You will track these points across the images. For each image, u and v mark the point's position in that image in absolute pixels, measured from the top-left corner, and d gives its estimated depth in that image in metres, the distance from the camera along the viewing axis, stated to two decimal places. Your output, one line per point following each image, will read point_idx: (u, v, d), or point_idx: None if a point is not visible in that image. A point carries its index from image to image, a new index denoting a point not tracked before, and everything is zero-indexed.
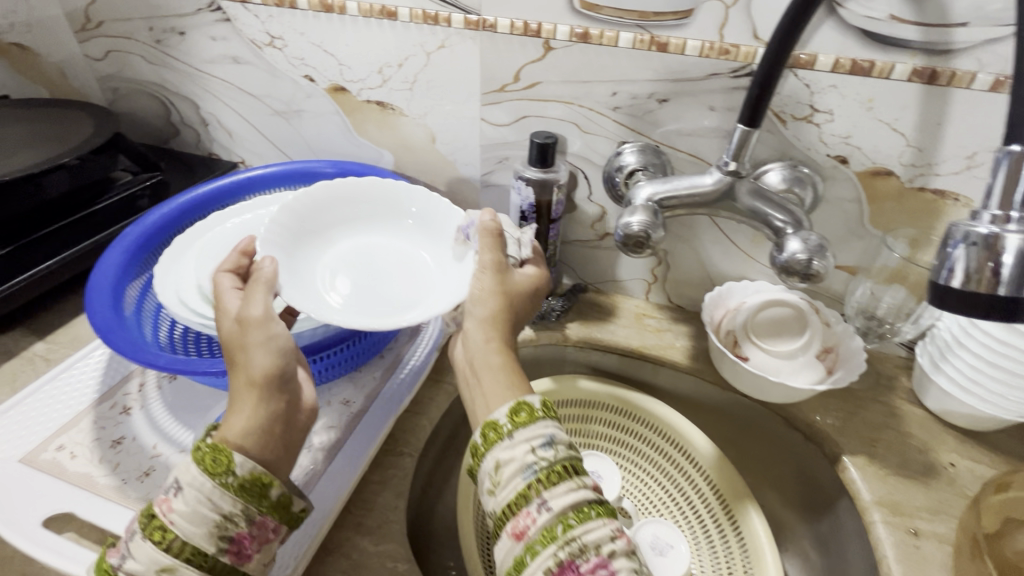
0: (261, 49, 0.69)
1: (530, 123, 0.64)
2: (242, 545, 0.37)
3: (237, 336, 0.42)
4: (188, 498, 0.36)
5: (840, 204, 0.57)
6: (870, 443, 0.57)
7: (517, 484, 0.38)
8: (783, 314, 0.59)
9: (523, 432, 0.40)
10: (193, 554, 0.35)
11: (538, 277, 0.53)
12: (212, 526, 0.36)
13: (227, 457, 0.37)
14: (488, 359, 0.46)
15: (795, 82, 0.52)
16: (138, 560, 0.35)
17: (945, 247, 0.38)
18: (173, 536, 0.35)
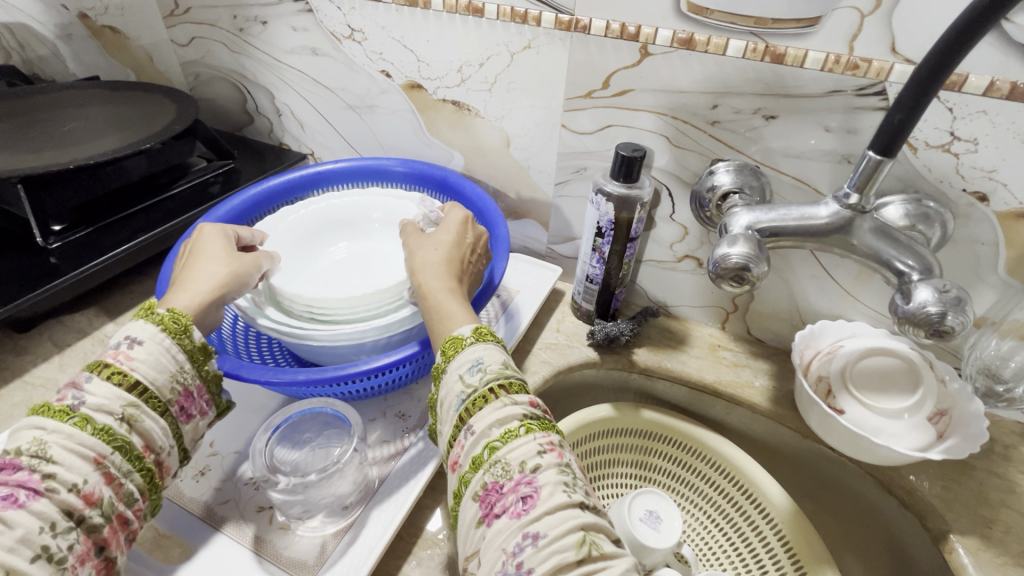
0: (341, 41, 0.68)
1: (614, 133, 0.59)
2: (187, 404, 0.42)
3: (198, 246, 0.50)
4: (149, 349, 0.40)
5: (972, 246, 0.50)
6: (984, 524, 0.49)
7: (454, 416, 0.40)
8: (890, 366, 0.52)
9: (453, 364, 0.42)
10: (152, 401, 0.39)
11: (456, 213, 0.55)
12: (171, 376, 0.41)
13: (186, 321, 0.42)
14: (431, 303, 0.47)
15: (937, 105, 0.45)
16: (98, 396, 0.37)
17: None
18: (135, 380, 0.39)
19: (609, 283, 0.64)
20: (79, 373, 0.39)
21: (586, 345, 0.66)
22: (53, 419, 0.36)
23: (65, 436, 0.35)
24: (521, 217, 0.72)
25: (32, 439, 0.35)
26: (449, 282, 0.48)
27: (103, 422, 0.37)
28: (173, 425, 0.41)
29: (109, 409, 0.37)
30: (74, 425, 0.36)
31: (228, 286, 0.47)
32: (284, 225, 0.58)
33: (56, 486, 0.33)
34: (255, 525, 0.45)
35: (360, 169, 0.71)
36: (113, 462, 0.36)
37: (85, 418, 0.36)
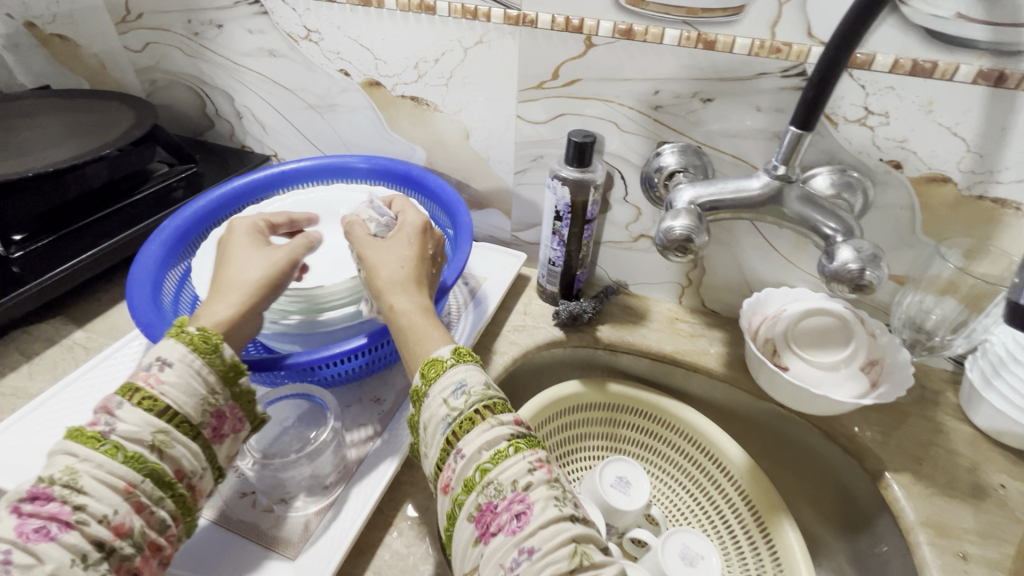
0: (298, 42, 0.69)
1: (566, 121, 0.62)
2: (218, 424, 0.43)
3: (234, 253, 0.51)
4: (179, 371, 0.41)
5: (891, 211, 0.55)
6: (914, 460, 0.55)
7: (440, 440, 0.41)
8: (827, 324, 0.57)
9: (435, 387, 0.43)
10: (183, 424, 0.40)
11: (412, 221, 0.55)
12: (201, 400, 0.41)
13: (216, 340, 0.43)
14: (406, 324, 0.48)
15: (851, 83, 0.50)
16: (130, 422, 0.38)
17: None
18: (164, 405, 0.39)
19: (570, 264, 0.67)
20: (111, 398, 0.39)
21: (552, 325, 0.69)
22: (85, 445, 0.37)
23: (96, 465, 0.36)
24: (485, 207, 0.75)
25: (64, 469, 0.36)
26: (418, 299, 0.50)
27: (135, 449, 0.37)
28: (205, 447, 0.41)
29: (139, 436, 0.38)
30: (106, 453, 0.37)
31: (257, 295, 0.48)
32: (256, 224, 0.59)
33: (86, 518, 0.34)
34: (240, 511, 0.46)
35: (325, 167, 0.72)
36: (143, 491, 0.37)
37: (116, 446, 0.37)
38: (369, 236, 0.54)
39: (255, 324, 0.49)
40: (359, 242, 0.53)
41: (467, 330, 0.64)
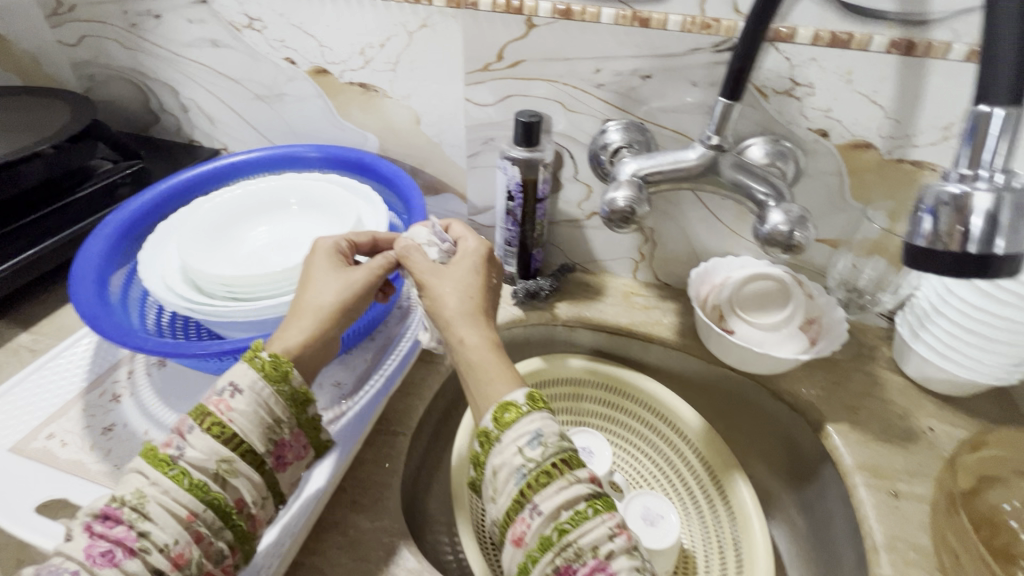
0: (240, 31, 0.68)
1: (514, 103, 0.63)
2: (282, 452, 0.43)
3: (315, 267, 0.49)
4: (248, 397, 0.41)
5: (822, 177, 0.58)
6: (851, 410, 0.58)
7: (512, 490, 0.39)
8: (767, 287, 0.60)
9: (510, 433, 0.40)
10: (247, 452, 0.40)
11: (475, 250, 0.52)
12: (266, 428, 0.42)
13: (286, 367, 0.43)
14: (474, 360, 0.45)
15: (777, 56, 0.53)
16: (199, 448, 0.39)
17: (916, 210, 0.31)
18: (232, 432, 0.40)
19: (526, 244, 0.68)
20: (183, 419, 0.40)
21: (512, 304, 0.70)
22: (156, 469, 0.38)
23: (164, 489, 0.37)
24: (441, 192, 0.75)
25: (133, 492, 0.36)
26: (488, 333, 0.47)
27: (199, 477, 0.38)
28: (268, 475, 0.42)
29: (205, 464, 0.38)
30: (172, 478, 0.37)
31: (331, 321, 0.47)
32: (204, 215, 0.58)
33: (148, 545, 0.35)
34: None
35: (275, 157, 0.71)
36: (204, 521, 0.37)
37: (183, 471, 0.38)
38: (429, 265, 0.50)
39: (327, 346, 0.48)
40: (418, 274, 0.50)
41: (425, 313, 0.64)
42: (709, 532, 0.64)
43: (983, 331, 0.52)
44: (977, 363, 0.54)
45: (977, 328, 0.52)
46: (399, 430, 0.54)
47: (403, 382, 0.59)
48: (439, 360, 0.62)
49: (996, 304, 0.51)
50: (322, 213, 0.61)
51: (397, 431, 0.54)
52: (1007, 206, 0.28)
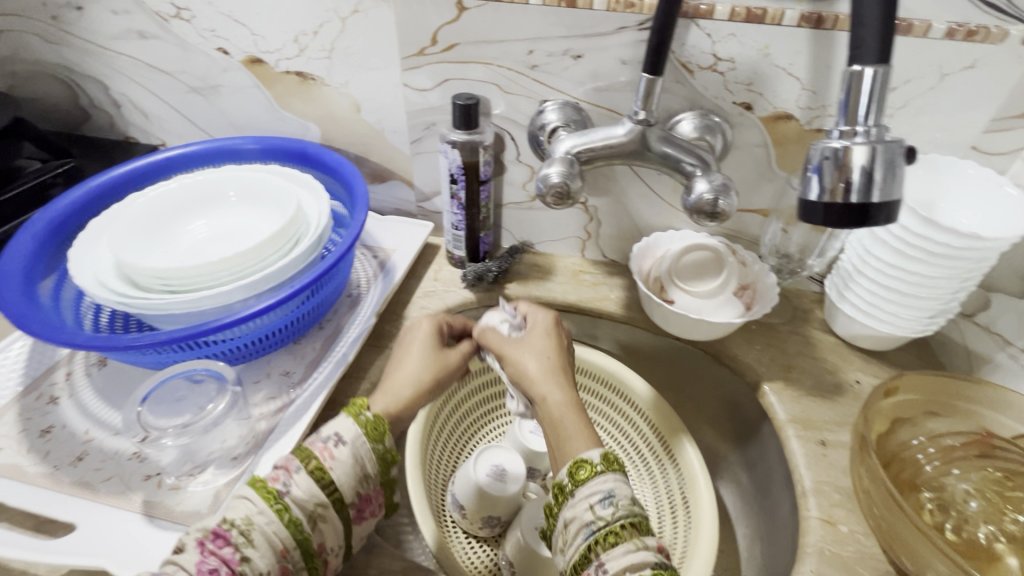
0: (168, 21, 0.67)
1: (452, 86, 0.64)
2: (364, 506, 0.45)
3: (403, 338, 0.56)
4: (350, 449, 0.44)
5: (749, 149, 0.61)
6: (786, 369, 0.62)
7: (581, 546, 0.40)
8: (703, 257, 0.63)
9: (582, 490, 0.42)
10: (338, 499, 0.43)
11: (542, 321, 0.55)
12: (359, 483, 0.44)
13: (384, 428, 0.46)
14: (553, 416, 0.48)
15: (698, 32, 0.55)
16: (302, 488, 0.42)
17: (806, 170, 0.38)
18: (330, 479, 0.43)
19: (473, 227, 0.69)
20: (291, 457, 0.43)
21: (462, 287, 0.71)
22: (263, 499, 0.41)
23: (267, 520, 0.40)
24: (387, 179, 0.75)
25: (244, 516, 0.40)
26: (570, 391, 0.49)
27: (296, 514, 0.41)
28: (347, 524, 0.44)
29: (304, 503, 0.41)
30: (276, 511, 0.40)
31: (420, 386, 0.51)
32: (137, 209, 0.57)
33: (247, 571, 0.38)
34: (143, 492, 0.46)
35: (212, 150, 0.70)
36: (291, 559, 0.40)
37: (286, 507, 0.41)
38: (501, 340, 0.54)
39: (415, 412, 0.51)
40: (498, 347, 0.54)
41: (375, 299, 0.65)
42: (660, 492, 0.68)
43: (898, 288, 0.55)
44: (896, 317, 0.58)
45: (893, 286, 0.56)
46: None
47: (353, 367, 0.59)
48: (390, 345, 0.62)
49: (903, 261, 0.54)
50: (262, 205, 0.61)
51: None
52: (878, 162, 0.35)
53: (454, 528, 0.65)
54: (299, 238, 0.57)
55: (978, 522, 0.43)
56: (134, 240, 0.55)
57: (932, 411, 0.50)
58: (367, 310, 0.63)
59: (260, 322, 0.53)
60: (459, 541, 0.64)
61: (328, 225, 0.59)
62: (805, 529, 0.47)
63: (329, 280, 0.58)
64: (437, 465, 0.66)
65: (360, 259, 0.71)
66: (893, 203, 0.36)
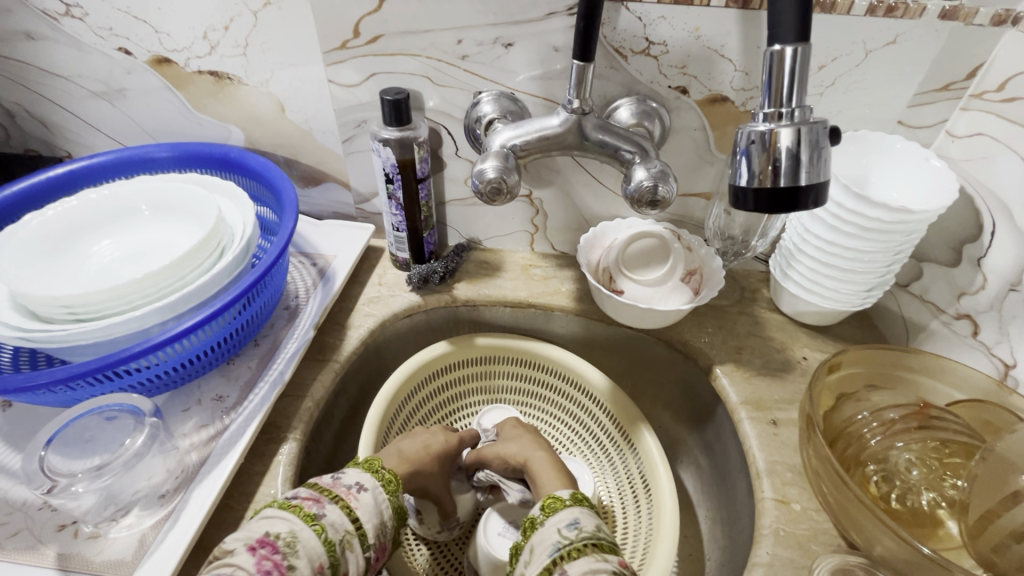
0: (58, 20, 0.61)
1: (380, 81, 0.60)
2: (378, 555, 0.45)
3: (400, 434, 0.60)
4: (371, 496, 0.46)
5: (688, 133, 0.60)
6: (736, 350, 0.62)
7: (545, 561, 0.42)
8: (649, 245, 0.62)
9: (553, 519, 0.46)
10: (363, 537, 0.43)
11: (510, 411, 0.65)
12: (377, 525, 0.45)
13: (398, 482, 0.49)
14: (534, 463, 0.56)
15: (629, 16, 0.53)
16: (335, 517, 0.42)
17: (734, 154, 0.37)
18: (357, 516, 0.44)
19: (415, 227, 0.66)
20: (319, 490, 0.44)
21: (408, 291, 0.68)
22: (303, 519, 0.41)
23: (308, 536, 0.40)
24: (322, 182, 0.71)
25: (285, 530, 0.40)
26: (545, 447, 0.59)
27: (332, 536, 0.41)
28: (367, 563, 0.44)
29: (338, 527, 0.42)
30: (315, 530, 0.40)
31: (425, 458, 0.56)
32: (35, 232, 0.52)
33: None
34: (57, 544, 0.42)
35: (121, 160, 0.65)
36: None
37: (324, 527, 0.41)
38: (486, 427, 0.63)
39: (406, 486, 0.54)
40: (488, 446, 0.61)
41: (314, 310, 0.61)
42: (622, 479, 0.67)
43: (838, 264, 0.56)
44: (838, 293, 0.59)
45: (833, 263, 0.56)
46: (290, 435, 0.51)
47: (293, 385, 0.56)
48: (332, 357, 0.59)
49: (842, 238, 0.54)
50: (180, 220, 0.56)
51: (288, 437, 0.51)
52: (804, 143, 0.34)
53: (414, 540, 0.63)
54: (222, 252, 0.53)
55: (921, 489, 0.44)
56: (34, 268, 0.50)
57: (874, 384, 0.51)
58: (305, 323, 0.60)
59: (181, 346, 0.49)
60: (420, 553, 0.62)
61: (254, 235, 0.55)
62: (761, 511, 0.47)
63: (259, 294, 0.54)
64: None
65: (298, 267, 0.67)
66: (821, 184, 0.36)
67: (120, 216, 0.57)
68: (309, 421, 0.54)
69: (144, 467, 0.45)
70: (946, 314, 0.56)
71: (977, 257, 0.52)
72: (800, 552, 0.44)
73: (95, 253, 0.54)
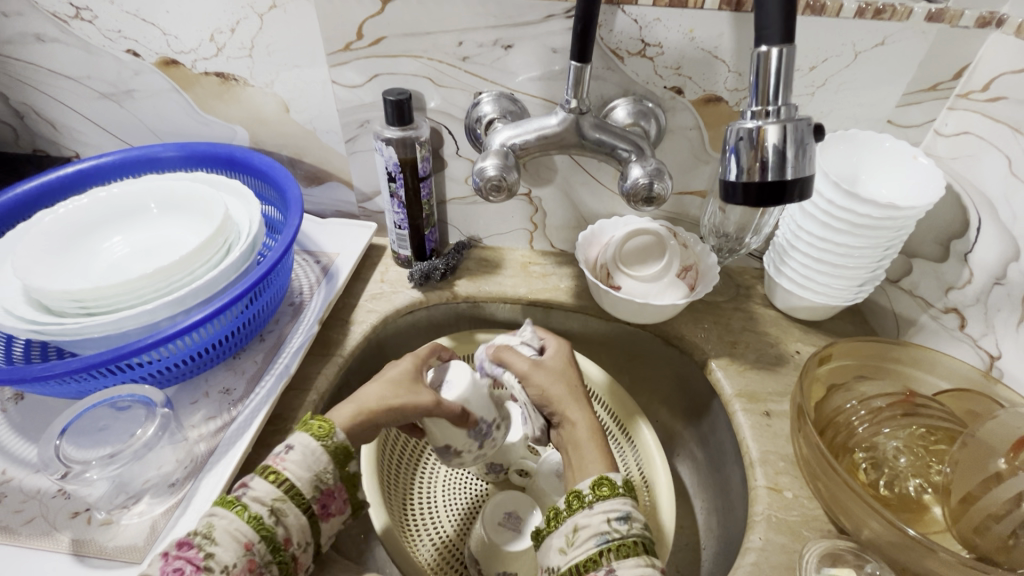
0: (68, 23, 0.63)
1: (383, 82, 0.62)
2: (327, 502, 0.44)
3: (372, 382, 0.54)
4: (300, 453, 0.43)
5: (683, 133, 0.62)
6: (731, 345, 0.63)
7: (591, 550, 0.41)
8: (646, 242, 0.64)
9: (603, 503, 0.43)
10: (296, 496, 0.42)
11: (559, 351, 0.57)
12: (313, 479, 0.43)
13: (329, 425, 0.46)
14: (573, 433, 0.51)
15: (625, 18, 0.55)
16: (260, 491, 0.41)
17: (725, 150, 0.39)
18: (286, 478, 0.42)
19: (417, 225, 0.67)
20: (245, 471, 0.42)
21: (410, 287, 0.69)
22: (222, 507, 0.40)
23: (227, 520, 0.39)
24: (325, 181, 0.73)
25: (205, 523, 0.39)
26: (588, 410, 0.53)
27: (257, 511, 0.40)
28: (313, 521, 0.42)
29: (263, 500, 0.40)
30: (235, 512, 0.39)
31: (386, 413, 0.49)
32: (47, 229, 0.53)
33: (212, 564, 0.36)
34: (71, 530, 0.43)
35: (129, 160, 0.66)
36: (257, 549, 0.38)
37: (245, 506, 0.40)
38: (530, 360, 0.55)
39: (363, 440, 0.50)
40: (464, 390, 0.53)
41: (318, 306, 0.62)
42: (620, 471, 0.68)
43: (830, 260, 0.58)
44: (830, 289, 0.60)
45: (825, 258, 0.58)
46: (295, 427, 0.53)
47: (299, 378, 0.57)
48: (336, 352, 0.61)
49: (833, 234, 0.56)
50: (188, 218, 0.58)
51: (294, 429, 0.53)
52: (788, 140, 0.36)
53: (417, 532, 0.62)
54: (229, 248, 0.54)
55: (907, 476, 0.46)
56: (46, 264, 0.51)
57: (863, 375, 0.53)
58: (310, 318, 0.61)
59: (190, 340, 0.50)
60: (423, 545, 0.61)
61: (260, 233, 0.57)
62: (755, 498, 0.49)
63: (265, 290, 0.55)
64: (396, 473, 0.64)
65: (302, 264, 0.69)
66: (806, 178, 0.37)
67: (129, 214, 0.58)
68: (314, 413, 0.55)
69: (154, 457, 0.47)
70: (934, 308, 0.57)
71: (964, 252, 0.54)
72: (792, 537, 0.46)
73: (105, 249, 0.55)
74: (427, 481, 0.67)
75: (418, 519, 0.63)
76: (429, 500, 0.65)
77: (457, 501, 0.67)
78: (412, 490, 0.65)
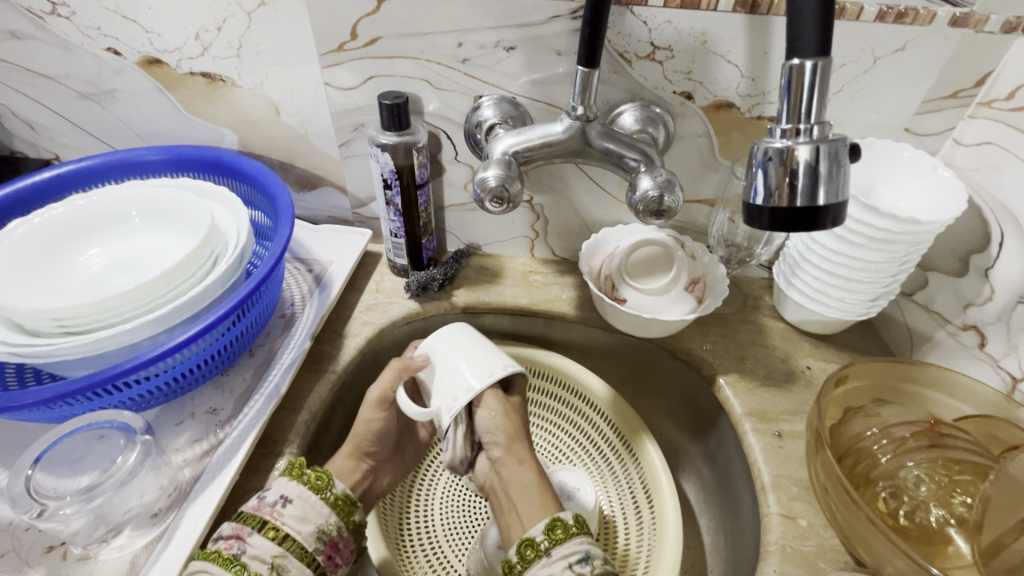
0: (43, 19, 0.59)
1: (378, 84, 0.59)
2: (333, 553, 0.45)
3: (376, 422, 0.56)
4: (298, 506, 0.44)
5: (692, 139, 0.59)
6: (740, 360, 0.61)
7: None
8: (653, 253, 0.61)
9: (558, 549, 0.44)
10: (298, 550, 0.43)
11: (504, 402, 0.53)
12: (316, 530, 0.44)
13: (327, 476, 0.47)
14: (520, 476, 0.50)
15: (634, 20, 0.52)
16: (259, 548, 0.41)
17: (750, 167, 0.37)
18: (286, 533, 0.42)
19: (414, 234, 0.64)
20: (236, 525, 0.42)
21: (406, 298, 0.67)
22: (219, 564, 0.39)
23: None
24: (317, 186, 0.70)
25: None
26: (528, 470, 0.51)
27: (256, 569, 0.40)
28: (321, 572, 0.43)
29: (263, 558, 0.41)
30: (235, 572, 0.39)
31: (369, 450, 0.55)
32: (22, 242, 0.50)
33: None
34: (45, 567, 0.40)
35: (110, 165, 0.63)
36: None
37: (245, 565, 0.40)
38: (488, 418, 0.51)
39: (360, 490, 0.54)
40: (442, 352, 0.51)
41: (311, 318, 0.59)
42: (623, 488, 0.66)
43: (845, 274, 0.55)
44: (843, 303, 0.57)
45: (840, 272, 0.55)
46: (284, 450, 0.50)
47: (290, 397, 0.55)
48: (328, 367, 0.58)
49: (849, 247, 0.53)
50: (172, 227, 0.55)
51: (283, 452, 0.50)
52: (823, 157, 0.34)
53: (414, 552, 0.60)
54: (216, 260, 0.51)
55: (930, 506, 0.45)
56: (21, 280, 0.48)
57: (881, 398, 0.51)
58: (302, 332, 0.58)
59: (176, 359, 0.47)
60: (420, 565, 0.60)
61: (248, 243, 0.54)
62: (768, 527, 0.47)
63: (254, 304, 0.52)
64: (389, 492, 0.63)
65: (294, 274, 0.66)
66: (841, 204, 0.35)
67: (110, 225, 0.55)
68: (305, 434, 0.53)
69: (136, 486, 0.44)
70: (952, 325, 0.55)
71: (984, 268, 0.51)
72: (808, 570, 0.44)
73: (83, 262, 0.52)
74: (424, 507, 0.65)
75: (416, 542, 0.61)
76: (426, 518, 0.63)
77: (455, 522, 0.64)
78: (409, 509, 0.64)
